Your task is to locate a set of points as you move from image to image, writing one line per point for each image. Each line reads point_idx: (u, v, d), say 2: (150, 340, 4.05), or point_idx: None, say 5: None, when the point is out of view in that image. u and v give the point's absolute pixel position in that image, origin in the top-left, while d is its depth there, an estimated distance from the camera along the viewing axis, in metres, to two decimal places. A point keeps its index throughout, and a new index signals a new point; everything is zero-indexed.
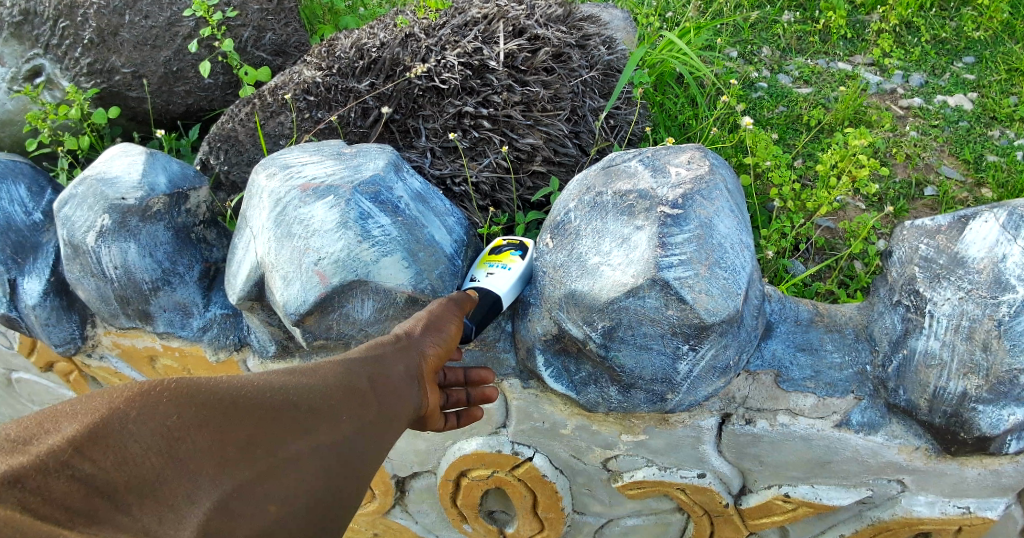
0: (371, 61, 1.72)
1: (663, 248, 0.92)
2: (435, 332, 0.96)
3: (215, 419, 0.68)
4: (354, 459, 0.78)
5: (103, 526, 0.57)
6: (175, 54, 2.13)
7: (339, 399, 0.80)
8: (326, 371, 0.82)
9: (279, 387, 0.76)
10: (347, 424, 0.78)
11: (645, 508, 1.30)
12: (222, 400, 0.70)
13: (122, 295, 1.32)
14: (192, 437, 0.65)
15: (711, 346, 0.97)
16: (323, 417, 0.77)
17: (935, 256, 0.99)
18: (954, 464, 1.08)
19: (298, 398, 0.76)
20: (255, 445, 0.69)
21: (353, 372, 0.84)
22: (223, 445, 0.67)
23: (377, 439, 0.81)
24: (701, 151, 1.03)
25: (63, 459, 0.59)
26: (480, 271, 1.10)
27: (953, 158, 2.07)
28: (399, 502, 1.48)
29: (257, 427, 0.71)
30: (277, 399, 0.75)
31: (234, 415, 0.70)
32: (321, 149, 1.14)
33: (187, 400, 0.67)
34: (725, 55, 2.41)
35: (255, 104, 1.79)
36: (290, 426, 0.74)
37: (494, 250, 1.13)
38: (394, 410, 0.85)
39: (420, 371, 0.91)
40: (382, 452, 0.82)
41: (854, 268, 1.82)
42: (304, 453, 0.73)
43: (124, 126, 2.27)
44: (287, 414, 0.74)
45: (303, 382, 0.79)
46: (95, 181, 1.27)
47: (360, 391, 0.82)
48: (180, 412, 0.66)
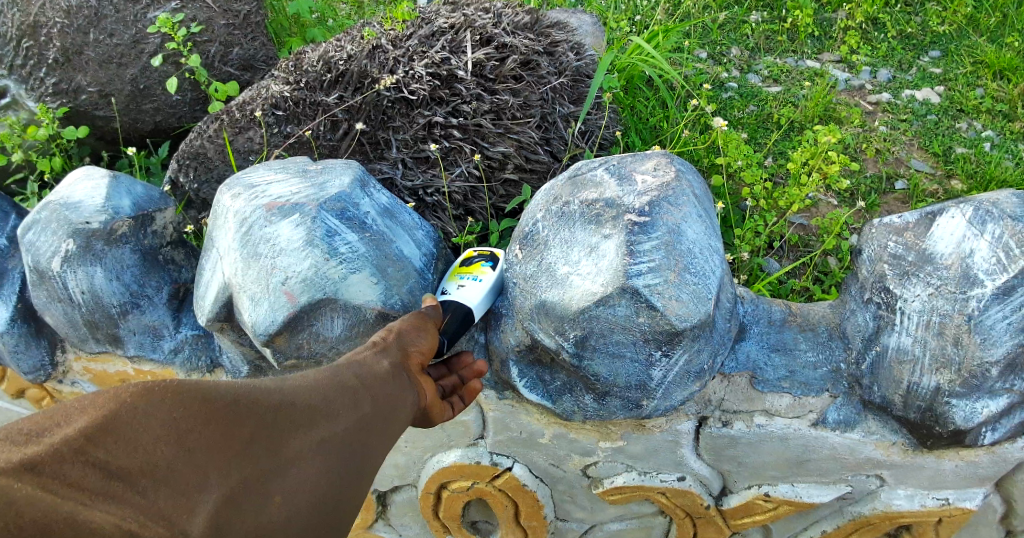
0: (338, 74, 1.70)
1: (631, 256, 0.91)
2: (410, 338, 0.95)
3: (218, 413, 0.67)
4: (351, 453, 0.79)
5: (125, 505, 0.56)
6: (141, 72, 2.10)
7: (332, 396, 0.80)
8: (314, 371, 0.83)
9: (272, 386, 0.76)
10: (341, 420, 0.79)
11: (628, 513, 1.30)
12: (224, 395, 0.69)
13: (90, 320, 1.30)
14: (200, 429, 0.64)
15: (684, 351, 0.97)
16: (318, 414, 0.78)
17: (904, 253, 1.00)
18: (931, 458, 1.08)
19: (293, 397, 0.77)
20: (257, 439, 0.70)
21: (342, 373, 0.84)
22: (229, 438, 0.67)
23: (372, 434, 0.82)
24: (667, 158, 1.03)
25: (78, 446, 0.56)
26: (451, 282, 1.10)
27: (922, 151, 2.10)
28: (381, 517, 1.46)
29: (258, 422, 0.71)
30: (274, 397, 0.74)
31: (236, 409, 0.69)
32: (286, 167, 1.12)
33: (192, 392, 0.66)
34: (694, 57, 2.42)
35: (224, 120, 1.77)
36: (288, 422, 0.74)
37: (465, 262, 1.13)
38: (388, 406, 0.86)
39: (410, 369, 0.93)
40: (379, 447, 0.84)
41: (828, 264, 1.84)
42: (302, 447, 0.74)
43: (92, 146, 2.24)
44: (285, 412, 0.74)
45: (294, 383, 0.79)
46: (58, 206, 1.25)
47: (354, 389, 0.83)
48: (187, 402, 0.65)
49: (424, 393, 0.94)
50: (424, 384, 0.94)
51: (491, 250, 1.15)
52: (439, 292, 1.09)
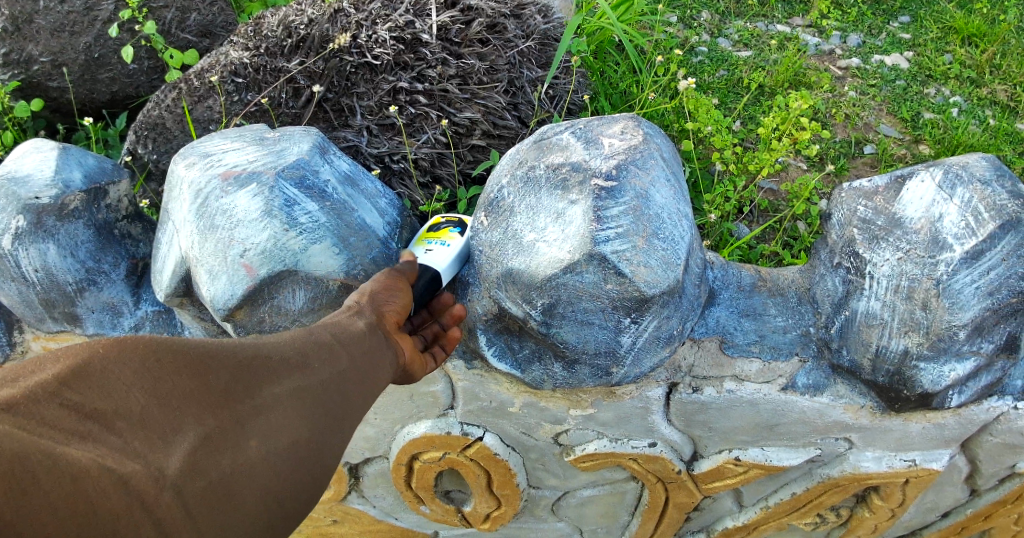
0: (299, 38, 1.64)
1: (598, 222, 0.90)
2: (386, 298, 0.92)
3: (194, 361, 0.66)
4: (333, 403, 0.76)
5: (99, 444, 0.56)
6: (95, 40, 2.02)
7: (309, 350, 0.78)
8: (291, 330, 0.81)
9: (247, 342, 0.75)
10: (321, 372, 0.77)
11: (600, 480, 1.31)
12: (199, 345, 0.68)
13: (46, 299, 1.25)
14: (175, 375, 0.64)
15: (654, 317, 0.96)
16: (297, 367, 0.76)
17: (873, 217, 0.99)
18: (898, 420, 1.10)
19: (270, 351, 0.75)
20: (234, 387, 0.68)
21: (317, 330, 0.83)
22: (205, 385, 0.66)
23: (352, 386, 0.80)
24: (634, 121, 1.01)
25: (52, 390, 0.56)
26: (418, 248, 1.07)
27: (890, 116, 2.10)
28: (354, 489, 1.45)
29: (236, 372, 0.69)
30: (251, 349, 0.73)
31: (211, 358, 0.68)
32: (242, 135, 1.08)
33: (164, 343, 0.65)
34: (665, 21, 2.39)
35: (182, 88, 1.71)
36: (267, 373, 0.72)
37: (431, 229, 1.11)
38: (365, 363, 0.83)
39: (385, 328, 0.90)
40: (362, 400, 0.81)
41: (797, 229, 1.84)
42: (282, 397, 0.72)
43: (47, 118, 2.16)
44: (262, 363, 0.73)
45: (269, 340, 0.78)
46: (6, 181, 1.19)
47: (331, 342, 0.81)
48: (160, 350, 0.64)
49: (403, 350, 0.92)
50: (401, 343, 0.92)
51: (458, 216, 1.13)
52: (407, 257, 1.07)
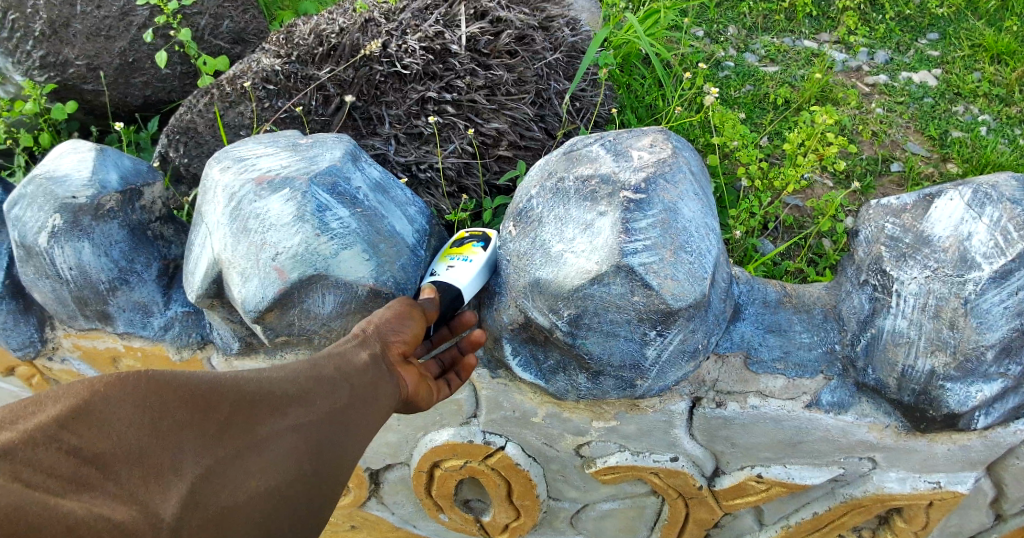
0: (331, 47, 1.68)
1: (626, 234, 0.90)
2: (398, 328, 0.94)
3: (194, 398, 0.70)
4: (335, 435, 0.79)
5: (95, 492, 0.59)
6: (130, 45, 2.06)
7: (313, 381, 0.81)
8: (296, 360, 0.84)
9: (251, 375, 0.78)
10: (324, 405, 0.80)
11: (620, 493, 1.30)
12: (199, 381, 0.71)
13: (79, 296, 1.28)
14: (174, 414, 0.67)
15: (679, 331, 0.96)
16: (299, 400, 0.78)
17: (901, 235, 0.99)
18: (923, 441, 1.08)
19: (274, 384, 0.78)
20: (232, 423, 0.72)
21: (324, 361, 0.85)
22: (203, 422, 0.69)
23: (356, 419, 0.82)
24: (663, 134, 1.02)
25: (52, 434, 0.60)
26: (441, 264, 1.08)
27: (918, 134, 2.08)
28: (374, 495, 1.47)
29: (237, 408, 0.73)
30: (253, 385, 0.76)
31: (211, 395, 0.71)
32: (276, 141, 1.10)
33: (166, 380, 0.69)
34: (691, 35, 2.40)
35: (214, 94, 1.73)
36: (268, 407, 0.76)
37: (456, 245, 1.11)
38: (371, 394, 0.85)
39: (390, 359, 0.91)
40: (364, 430, 0.83)
41: (823, 246, 1.83)
42: (282, 431, 0.75)
43: (80, 120, 2.20)
44: (263, 397, 0.76)
45: (276, 371, 0.81)
46: (44, 180, 1.23)
47: (335, 374, 0.83)
48: (159, 390, 0.68)
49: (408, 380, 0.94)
50: (408, 375, 0.94)
51: (484, 230, 1.13)
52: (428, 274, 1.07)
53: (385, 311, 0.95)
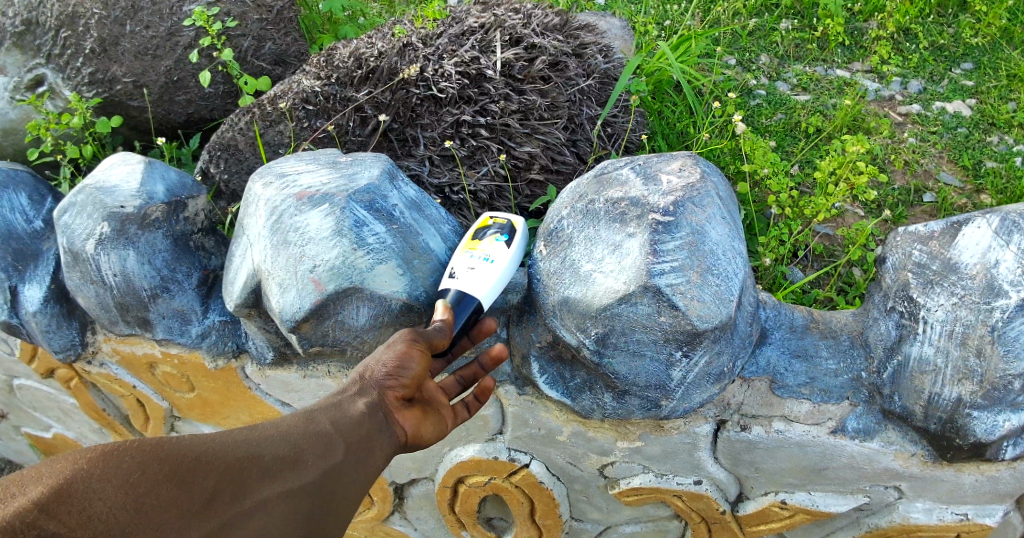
0: (369, 70, 1.73)
1: (654, 255, 0.92)
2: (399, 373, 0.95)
3: (191, 466, 0.73)
4: (320, 498, 0.84)
5: None
6: (175, 64, 2.14)
7: (305, 442, 0.86)
8: (290, 418, 0.88)
9: (246, 436, 0.82)
10: (312, 467, 0.84)
11: (643, 516, 1.31)
12: (187, 454, 0.74)
13: (121, 302, 1.33)
14: (175, 481, 0.71)
15: (705, 353, 0.98)
16: (292, 461, 0.83)
17: (928, 262, 0.99)
18: (950, 471, 1.07)
19: (263, 447, 0.82)
20: (220, 494, 0.74)
21: (314, 419, 0.90)
22: (191, 495, 0.71)
23: (341, 479, 0.87)
24: (692, 159, 1.04)
25: (33, 517, 0.60)
26: (461, 259, 1.06)
27: (951, 164, 2.07)
28: (397, 510, 1.49)
29: (226, 476, 0.76)
30: (244, 448, 0.80)
31: (198, 467, 0.74)
32: (317, 158, 1.15)
33: (152, 455, 0.71)
34: (723, 63, 2.42)
35: (255, 113, 1.79)
36: (257, 473, 0.79)
37: (474, 236, 1.09)
38: (359, 452, 0.90)
39: (386, 409, 0.96)
40: (352, 490, 0.89)
41: (853, 275, 1.83)
42: (270, 497, 0.78)
43: (125, 135, 2.28)
44: (258, 460, 0.80)
45: (266, 432, 0.84)
46: (94, 190, 1.29)
47: (325, 435, 0.88)
48: (144, 466, 0.70)
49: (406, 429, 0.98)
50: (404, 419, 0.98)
51: (503, 221, 1.10)
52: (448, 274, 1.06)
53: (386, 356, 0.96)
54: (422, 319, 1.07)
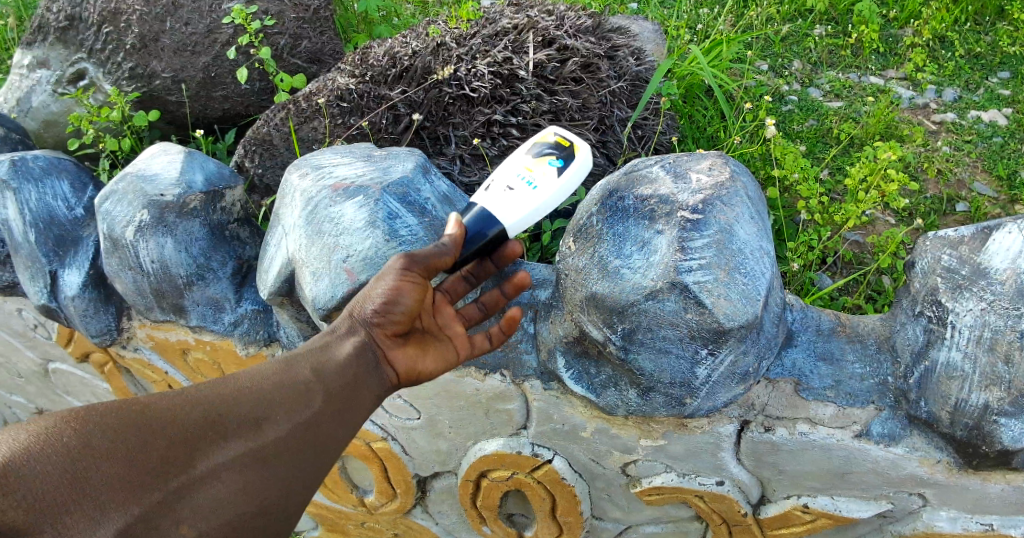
0: (403, 68, 1.77)
1: (682, 252, 0.94)
2: (390, 310, 0.97)
3: (140, 434, 0.77)
4: (299, 447, 0.87)
5: None
6: (213, 60, 2.19)
7: (277, 397, 0.88)
8: (268, 368, 0.91)
9: (215, 391, 0.85)
10: (288, 418, 0.87)
11: (664, 516, 1.31)
12: (150, 415, 0.78)
13: (157, 289, 1.37)
14: (121, 452, 0.74)
15: (730, 352, 0.99)
16: (260, 417, 0.85)
17: (957, 266, 0.99)
18: (976, 480, 1.06)
19: (236, 400, 0.85)
20: (183, 452, 0.78)
21: (296, 366, 0.92)
22: (151, 456, 0.76)
23: (322, 427, 0.90)
24: (722, 159, 1.06)
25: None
26: (504, 175, 1.05)
27: (986, 174, 2.05)
28: (419, 503, 1.52)
29: (190, 435, 0.80)
30: (214, 404, 0.83)
31: (159, 429, 0.78)
32: (352, 152, 1.18)
33: (114, 419, 0.76)
34: (755, 69, 2.41)
35: (290, 109, 1.84)
36: (225, 429, 0.82)
37: (525, 155, 1.08)
38: (342, 400, 0.93)
39: (377, 351, 0.98)
40: (332, 440, 0.91)
41: (882, 283, 1.81)
42: (240, 452, 0.82)
43: (162, 130, 2.34)
44: (220, 419, 0.83)
45: (243, 383, 0.88)
46: (135, 178, 1.33)
47: (304, 384, 0.90)
48: (104, 431, 0.75)
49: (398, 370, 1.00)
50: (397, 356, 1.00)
51: (569, 143, 1.08)
52: (483, 189, 1.05)
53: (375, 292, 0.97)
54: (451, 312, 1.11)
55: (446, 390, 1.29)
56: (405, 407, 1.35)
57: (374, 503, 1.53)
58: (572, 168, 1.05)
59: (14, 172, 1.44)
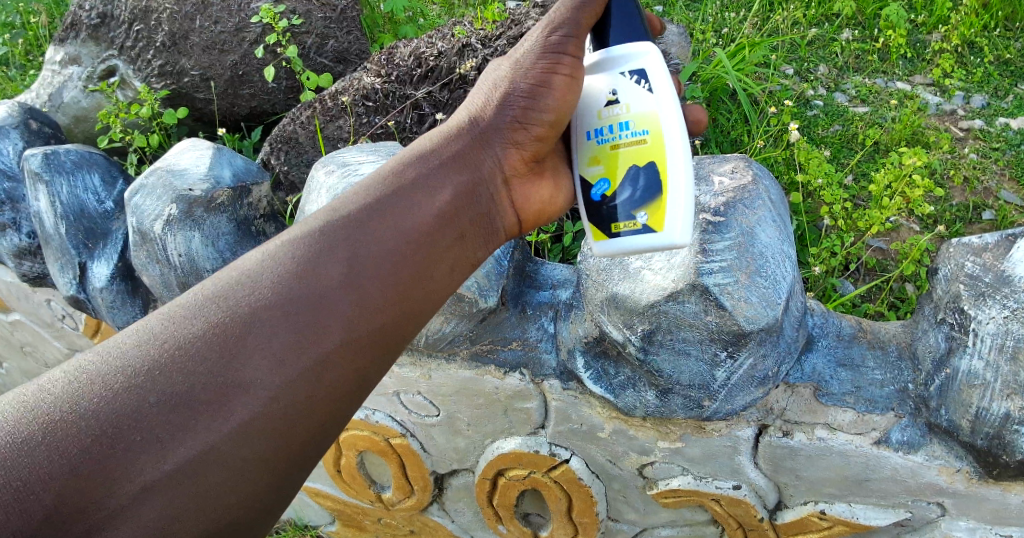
0: (428, 69, 1.80)
1: (703, 255, 0.97)
2: (532, 105, 0.90)
3: (50, 442, 0.60)
4: (325, 384, 0.72)
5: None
6: (241, 58, 2.21)
7: (257, 345, 0.69)
8: (252, 294, 0.72)
9: (169, 350, 0.66)
10: (311, 354, 0.71)
11: (679, 519, 1.30)
12: (118, 381, 0.64)
13: (183, 282, 1.38)
14: (87, 428, 0.61)
15: (750, 355, 1.00)
16: (233, 380, 0.67)
17: (981, 274, 0.99)
18: (997, 490, 1.03)
19: (232, 340, 0.68)
20: (168, 416, 0.64)
21: (323, 275, 0.75)
22: (124, 429, 0.62)
23: (354, 356, 0.75)
24: (745, 162, 1.11)
25: None
26: (642, 112, 0.91)
27: (1014, 182, 2.01)
28: (437, 500, 1.53)
29: (172, 397, 0.64)
30: (199, 349, 0.67)
31: (130, 395, 0.63)
32: (376, 151, 1.23)
33: (79, 391, 0.63)
34: (781, 73, 2.40)
35: (316, 107, 1.86)
36: (221, 381, 0.67)
37: (649, 163, 0.91)
38: (378, 317, 0.77)
39: (496, 187, 0.93)
40: (356, 382, 0.75)
41: (905, 290, 1.79)
42: (245, 405, 0.67)
43: (190, 127, 2.38)
44: (171, 396, 0.64)
45: (244, 312, 0.70)
46: (166, 172, 1.38)
47: (327, 302, 0.74)
48: (67, 406, 0.62)
49: (517, 204, 0.95)
50: (511, 186, 0.94)
51: (620, 223, 0.94)
52: (632, 75, 0.91)
53: (513, 76, 0.91)
54: (471, 309, 1.17)
55: (465, 387, 1.30)
56: (425, 405, 1.37)
57: (391, 500, 1.55)
58: (585, 194, 0.96)
59: (46, 164, 1.47)
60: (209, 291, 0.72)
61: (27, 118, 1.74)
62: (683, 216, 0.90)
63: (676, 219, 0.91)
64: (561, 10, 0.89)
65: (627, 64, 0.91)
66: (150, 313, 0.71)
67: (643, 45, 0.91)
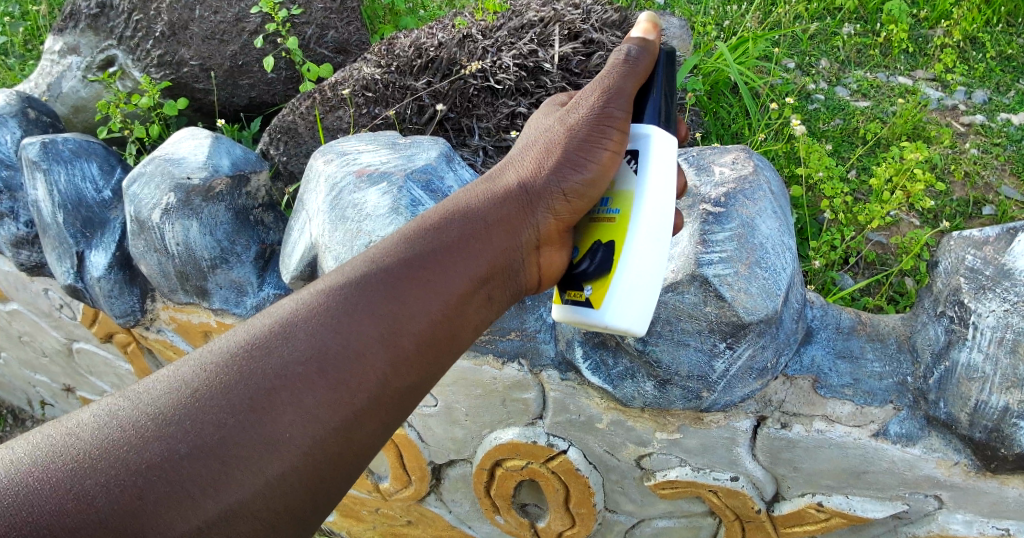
0: (428, 59, 1.79)
1: (703, 246, 0.99)
2: (572, 173, 0.90)
3: (80, 491, 0.59)
4: (353, 439, 0.72)
5: None
6: (241, 49, 2.23)
7: (289, 399, 0.69)
8: (284, 345, 0.71)
9: (200, 400, 0.66)
10: (340, 407, 0.71)
11: (677, 511, 1.30)
12: (150, 431, 0.63)
13: (182, 271, 1.38)
14: (117, 479, 0.60)
15: (748, 346, 1.00)
16: (264, 435, 0.66)
17: (981, 267, 1.00)
18: (994, 483, 1.03)
19: (264, 392, 0.68)
20: (199, 471, 0.63)
21: (354, 328, 0.75)
22: (156, 481, 0.61)
23: (382, 409, 0.75)
24: (746, 151, 1.13)
25: None
26: (621, 193, 0.92)
27: (1014, 178, 2.01)
28: (434, 491, 1.53)
29: (203, 449, 0.64)
30: (233, 400, 0.67)
31: (163, 446, 0.63)
32: (376, 139, 1.23)
33: (112, 442, 0.62)
34: (782, 67, 2.40)
35: (315, 97, 1.84)
36: (255, 434, 0.66)
37: (611, 243, 0.91)
38: (406, 368, 0.77)
39: (527, 250, 0.91)
40: (381, 434, 0.75)
41: (904, 284, 1.79)
42: (275, 460, 0.67)
43: (189, 117, 2.35)
44: (202, 449, 0.64)
45: (276, 362, 0.70)
46: (164, 161, 1.37)
47: (359, 355, 0.74)
48: (101, 455, 0.61)
49: (541, 267, 0.94)
50: (541, 252, 0.93)
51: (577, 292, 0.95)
52: (627, 153, 0.93)
53: (567, 143, 0.91)
54: None
55: (462, 377, 1.30)
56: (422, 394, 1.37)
57: (388, 489, 1.56)
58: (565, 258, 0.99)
59: (44, 153, 1.47)
60: (242, 340, 0.72)
61: (25, 107, 1.73)
62: (623, 302, 0.89)
63: (612, 303, 0.89)
64: (611, 73, 0.91)
65: (630, 142, 0.93)
66: (182, 359, 0.71)
67: (649, 128, 0.92)
